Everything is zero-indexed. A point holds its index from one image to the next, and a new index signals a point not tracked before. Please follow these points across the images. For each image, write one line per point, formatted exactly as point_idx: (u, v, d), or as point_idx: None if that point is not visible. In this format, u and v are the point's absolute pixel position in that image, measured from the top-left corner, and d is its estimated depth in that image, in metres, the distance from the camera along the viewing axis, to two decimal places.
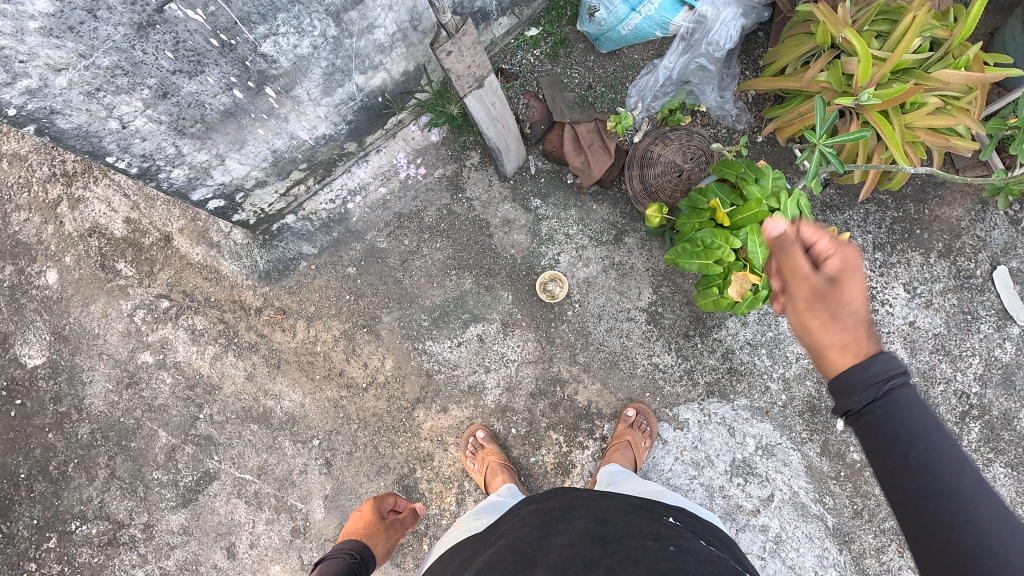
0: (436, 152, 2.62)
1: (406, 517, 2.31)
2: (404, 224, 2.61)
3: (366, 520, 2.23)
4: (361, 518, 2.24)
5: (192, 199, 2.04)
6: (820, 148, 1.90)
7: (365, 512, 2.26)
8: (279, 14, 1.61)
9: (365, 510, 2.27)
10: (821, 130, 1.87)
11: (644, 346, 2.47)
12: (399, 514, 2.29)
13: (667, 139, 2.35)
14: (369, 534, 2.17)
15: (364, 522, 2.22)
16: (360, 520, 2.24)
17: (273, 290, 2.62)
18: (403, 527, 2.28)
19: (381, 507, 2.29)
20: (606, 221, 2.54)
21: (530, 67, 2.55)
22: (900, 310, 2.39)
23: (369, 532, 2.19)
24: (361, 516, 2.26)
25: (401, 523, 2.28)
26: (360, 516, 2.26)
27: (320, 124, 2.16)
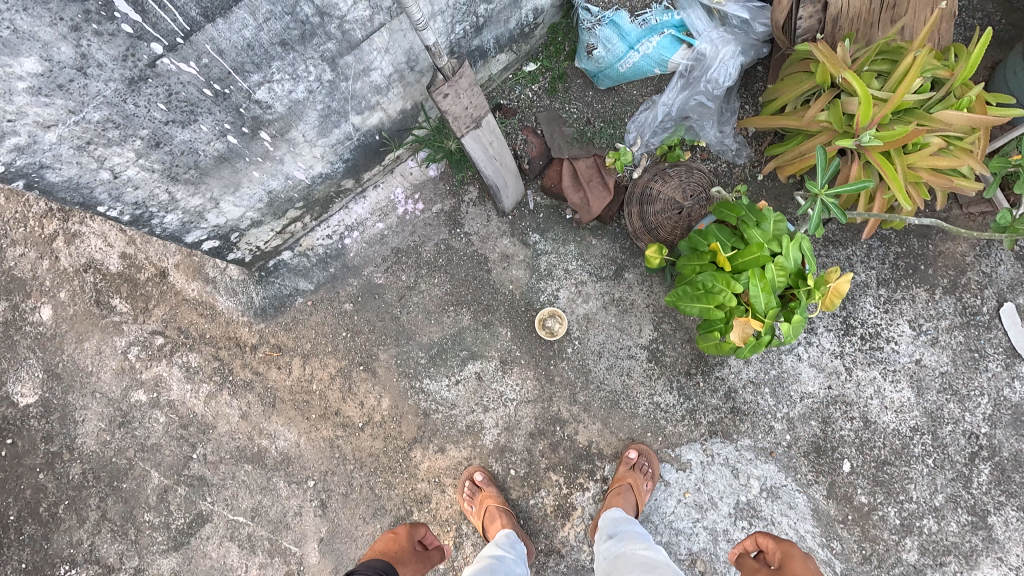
0: (434, 187, 2.60)
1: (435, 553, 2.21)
2: (402, 260, 2.58)
3: (401, 544, 2.13)
4: (393, 542, 2.13)
5: (186, 241, 2.01)
6: (822, 197, 1.87)
7: (398, 537, 2.16)
8: (274, 62, 1.60)
9: (399, 534, 2.17)
10: (823, 179, 1.85)
11: (645, 384, 2.43)
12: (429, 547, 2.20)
13: (667, 175, 2.33)
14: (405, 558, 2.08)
15: (398, 544, 2.12)
16: (394, 542, 2.13)
17: (269, 326, 2.59)
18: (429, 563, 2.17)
19: (413, 534, 2.20)
20: (606, 257, 2.51)
21: (529, 102, 2.53)
22: (906, 348, 2.35)
23: (403, 555, 2.08)
24: (393, 539, 2.15)
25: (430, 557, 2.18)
26: (395, 539, 2.14)
27: (317, 164, 2.15)
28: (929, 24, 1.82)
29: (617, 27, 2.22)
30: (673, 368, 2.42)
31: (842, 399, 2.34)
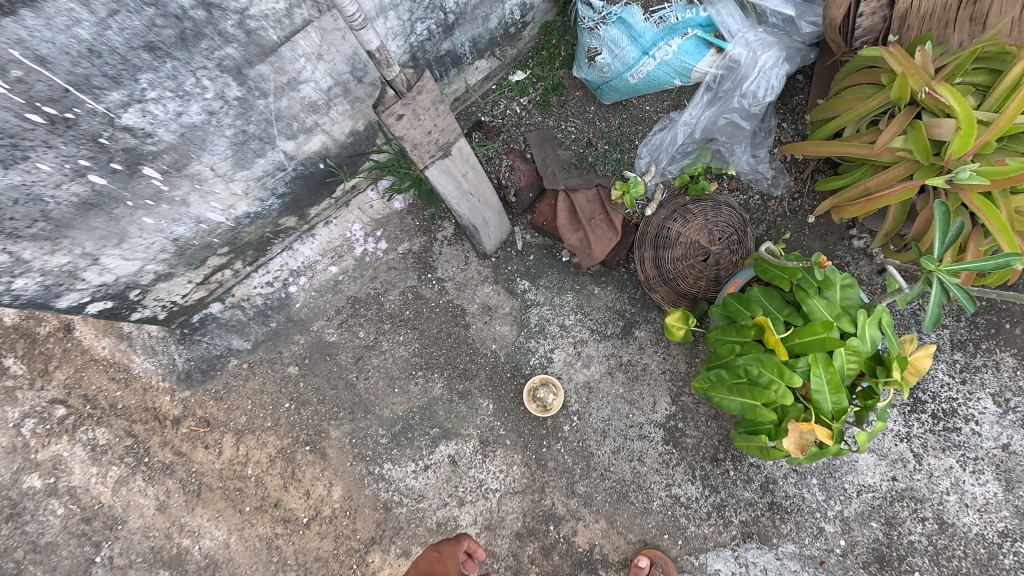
0: (400, 222, 2.12)
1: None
2: (360, 312, 2.11)
3: (446, 560, 1.66)
4: (441, 557, 1.67)
5: (58, 307, 1.52)
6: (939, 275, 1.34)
7: (445, 553, 1.70)
8: (141, 74, 1.12)
9: (445, 551, 1.70)
10: (941, 250, 1.32)
11: (660, 472, 1.94)
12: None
13: (688, 214, 1.86)
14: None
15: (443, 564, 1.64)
16: (438, 560, 1.66)
17: (194, 395, 2.09)
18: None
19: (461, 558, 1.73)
20: (611, 310, 2.03)
21: (516, 119, 2.05)
22: (989, 430, 1.87)
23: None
24: (440, 555, 1.68)
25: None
26: (438, 557, 1.68)
27: (239, 202, 1.67)
28: None
29: (626, 26, 1.74)
30: (695, 452, 1.94)
31: (910, 495, 1.86)
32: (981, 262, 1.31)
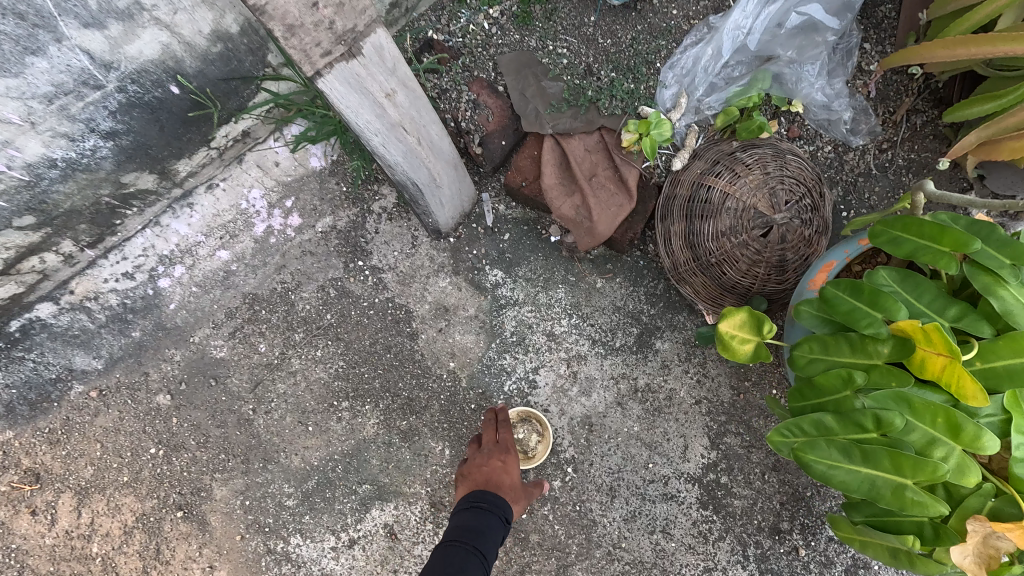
0: (319, 186, 1.46)
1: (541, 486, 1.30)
2: (260, 317, 1.45)
3: (512, 466, 1.21)
4: (506, 461, 1.21)
5: None
6: None
7: (508, 450, 1.24)
8: None
9: (508, 446, 1.25)
10: None
11: (695, 551, 1.34)
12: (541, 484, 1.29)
13: (739, 166, 1.23)
14: (516, 501, 1.17)
15: (511, 471, 1.20)
16: (504, 466, 1.20)
17: (18, 437, 1.43)
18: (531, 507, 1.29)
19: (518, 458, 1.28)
20: (620, 314, 1.40)
21: (483, 36, 1.39)
22: None
23: (515, 491, 1.18)
24: (503, 456, 1.22)
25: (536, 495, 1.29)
26: (502, 462, 1.21)
27: (18, 137, 1.05)
28: None
29: None
30: (745, 522, 1.33)
31: None
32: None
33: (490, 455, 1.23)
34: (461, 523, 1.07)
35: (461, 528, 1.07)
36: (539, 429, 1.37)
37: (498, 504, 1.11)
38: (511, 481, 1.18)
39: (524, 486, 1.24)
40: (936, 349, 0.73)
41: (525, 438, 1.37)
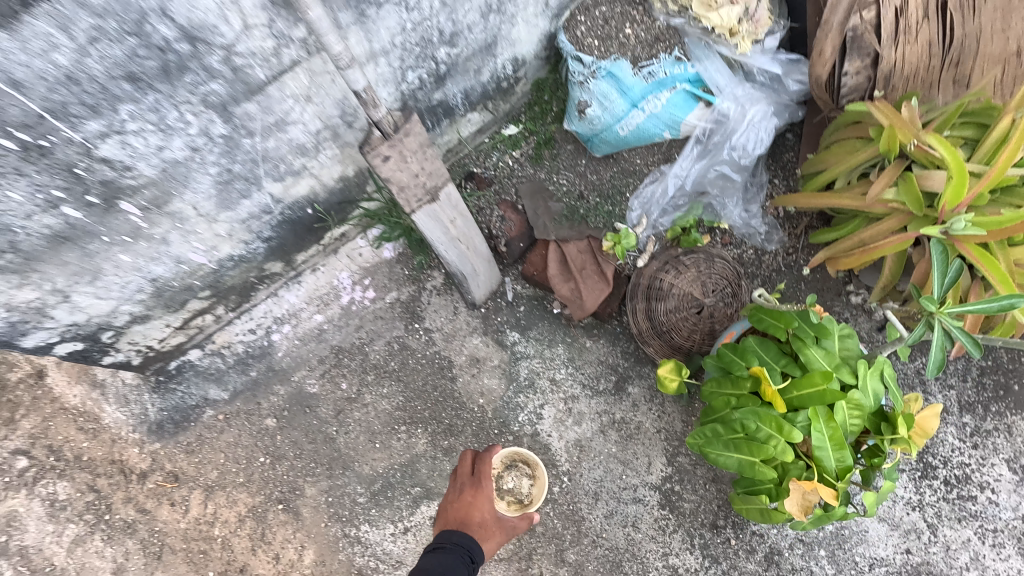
0: (389, 271, 2.06)
1: (519, 524, 1.60)
2: (343, 363, 2.02)
3: (487, 504, 1.56)
4: (479, 502, 1.56)
5: (24, 344, 1.46)
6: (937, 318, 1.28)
7: (484, 490, 1.59)
8: (122, 105, 1.10)
9: (483, 488, 1.59)
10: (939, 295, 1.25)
11: (656, 539, 1.81)
12: (517, 522, 1.60)
13: (681, 265, 1.81)
14: (482, 535, 1.50)
15: (483, 510, 1.54)
16: (473, 502, 1.55)
17: (165, 448, 1.98)
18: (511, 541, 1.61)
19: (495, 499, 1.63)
20: (603, 364, 1.95)
21: (508, 171, 2.04)
22: (1005, 499, 1.77)
23: (486, 528, 1.52)
24: (478, 495, 1.58)
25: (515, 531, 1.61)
26: (471, 498, 1.56)
27: (223, 244, 1.64)
28: None
29: (615, 81, 1.74)
30: (695, 518, 1.82)
31: (925, 570, 1.74)
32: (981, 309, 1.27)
33: (468, 494, 1.59)
34: (428, 558, 1.40)
35: (427, 563, 1.39)
36: (531, 472, 1.78)
37: (464, 541, 1.44)
38: (480, 521, 1.52)
39: (496, 518, 1.56)
40: (766, 383, 1.28)
41: (519, 483, 1.76)
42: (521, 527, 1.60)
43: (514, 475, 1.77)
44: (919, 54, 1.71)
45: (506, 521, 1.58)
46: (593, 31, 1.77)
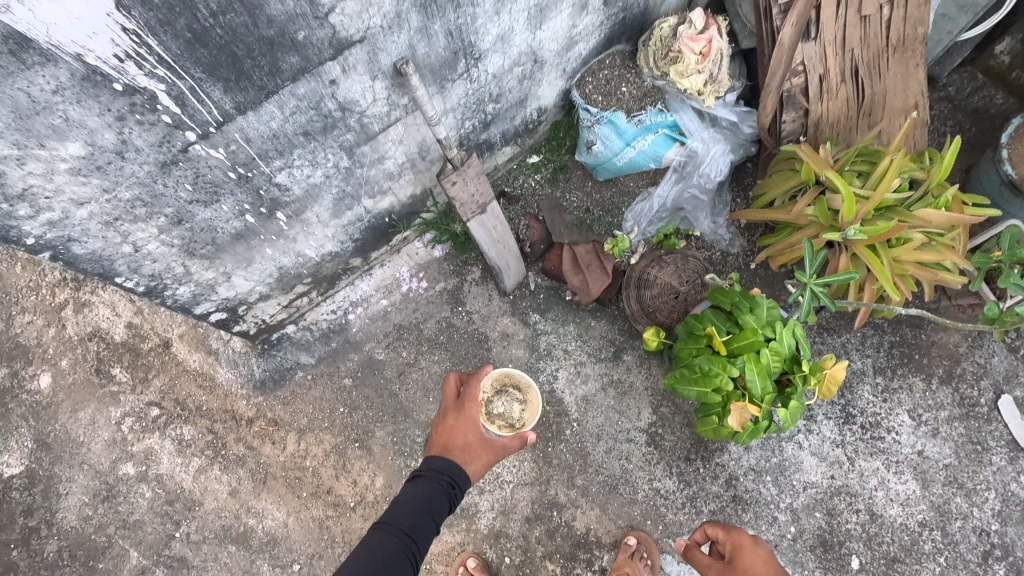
0: (439, 266, 2.66)
1: (509, 443, 1.72)
2: (403, 336, 2.61)
3: (470, 429, 1.66)
4: (463, 427, 1.66)
5: (194, 312, 2.07)
6: (810, 287, 1.94)
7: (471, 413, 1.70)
8: (295, 149, 1.72)
9: (465, 411, 1.68)
10: (810, 270, 1.93)
11: (644, 468, 2.39)
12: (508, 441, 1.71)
13: (663, 261, 2.41)
14: (466, 457, 1.62)
15: (466, 434, 1.64)
16: (456, 426, 1.65)
17: (266, 400, 2.58)
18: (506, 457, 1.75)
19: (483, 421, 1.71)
20: (604, 338, 2.54)
21: (532, 190, 2.66)
22: (907, 439, 2.35)
23: (470, 450, 1.63)
24: (462, 421, 1.67)
25: (507, 451, 1.72)
26: (454, 422, 1.66)
27: (327, 243, 2.25)
28: (903, 131, 1.98)
29: (614, 126, 2.35)
30: (674, 453, 2.40)
31: (846, 491, 2.32)
32: (836, 280, 1.96)
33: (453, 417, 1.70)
34: (405, 503, 1.49)
35: (402, 510, 1.48)
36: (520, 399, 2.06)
37: (446, 468, 1.57)
38: (463, 445, 1.63)
39: (481, 438, 1.66)
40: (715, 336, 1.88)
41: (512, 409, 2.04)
42: (512, 447, 1.71)
43: (504, 400, 2.04)
44: (839, 108, 2.34)
45: (492, 442, 1.69)
46: (597, 89, 2.40)
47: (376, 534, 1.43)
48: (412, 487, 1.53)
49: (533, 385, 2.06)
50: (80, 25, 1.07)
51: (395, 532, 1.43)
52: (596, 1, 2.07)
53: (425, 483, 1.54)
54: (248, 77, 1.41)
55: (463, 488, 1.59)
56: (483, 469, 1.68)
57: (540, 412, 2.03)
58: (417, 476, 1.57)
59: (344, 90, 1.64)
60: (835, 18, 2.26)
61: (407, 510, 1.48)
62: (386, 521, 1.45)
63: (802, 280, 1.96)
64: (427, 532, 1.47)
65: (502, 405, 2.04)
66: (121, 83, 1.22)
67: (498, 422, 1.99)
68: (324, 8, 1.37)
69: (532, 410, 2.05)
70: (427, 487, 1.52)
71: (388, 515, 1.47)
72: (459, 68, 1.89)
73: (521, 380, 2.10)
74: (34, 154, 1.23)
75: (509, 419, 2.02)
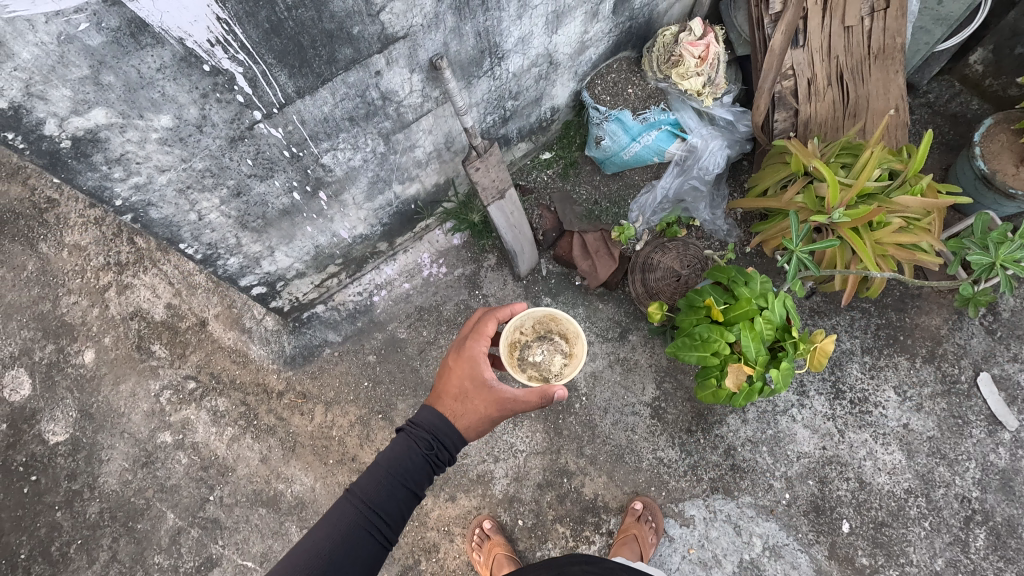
0: (457, 253, 2.87)
1: (525, 400, 1.61)
2: (424, 317, 2.80)
3: (466, 375, 1.62)
4: (460, 370, 1.64)
5: (240, 284, 2.29)
6: (797, 254, 2.15)
7: (470, 357, 1.65)
8: (341, 133, 1.94)
9: (466, 350, 1.67)
10: (798, 240, 2.13)
11: (648, 440, 2.57)
12: (513, 391, 1.59)
13: (665, 246, 2.61)
14: (452, 412, 1.57)
15: (463, 378, 1.62)
16: (454, 368, 1.65)
17: (296, 374, 2.76)
18: (520, 408, 1.62)
19: (484, 364, 1.63)
20: (611, 319, 2.73)
21: (544, 184, 2.89)
22: (893, 413, 2.53)
23: (465, 398, 1.59)
24: (461, 362, 1.65)
25: (514, 402, 1.60)
26: (453, 366, 1.65)
27: (359, 225, 2.47)
28: (881, 126, 2.22)
29: (621, 123, 2.57)
30: (676, 426, 2.57)
31: (836, 460, 2.49)
32: (819, 247, 2.16)
33: (455, 362, 1.67)
34: (378, 462, 1.47)
35: (373, 469, 1.46)
36: (566, 353, 1.93)
37: (430, 423, 1.54)
38: (456, 394, 1.60)
39: (479, 386, 1.60)
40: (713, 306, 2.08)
41: (555, 358, 1.92)
42: (519, 397, 1.60)
43: (545, 349, 1.92)
44: (827, 109, 2.57)
45: (490, 391, 1.59)
46: (606, 90, 2.64)
47: (338, 505, 1.43)
48: (387, 446, 1.50)
49: (580, 334, 1.94)
50: (185, 14, 1.29)
51: (356, 502, 1.42)
52: (605, 10, 2.32)
53: (402, 441, 1.51)
54: (309, 65, 1.63)
55: (451, 445, 1.54)
56: (485, 421, 1.60)
57: (581, 368, 1.90)
58: (398, 432, 1.54)
59: (386, 81, 1.87)
60: (821, 28, 2.49)
61: (377, 475, 1.45)
62: (351, 489, 1.44)
63: (790, 249, 2.16)
64: (394, 500, 1.44)
65: (541, 353, 1.92)
66: (209, 65, 1.44)
67: (530, 371, 1.88)
68: (376, 6, 1.60)
69: (574, 365, 1.92)
70: (401, 446, 1.49)
71: (359, 480, 1.46)
72: (484, 66, 2.12)
73: (569, 329, 1.97)
74: (133, 124, 1.45)
75: (545, 370, 1.90)
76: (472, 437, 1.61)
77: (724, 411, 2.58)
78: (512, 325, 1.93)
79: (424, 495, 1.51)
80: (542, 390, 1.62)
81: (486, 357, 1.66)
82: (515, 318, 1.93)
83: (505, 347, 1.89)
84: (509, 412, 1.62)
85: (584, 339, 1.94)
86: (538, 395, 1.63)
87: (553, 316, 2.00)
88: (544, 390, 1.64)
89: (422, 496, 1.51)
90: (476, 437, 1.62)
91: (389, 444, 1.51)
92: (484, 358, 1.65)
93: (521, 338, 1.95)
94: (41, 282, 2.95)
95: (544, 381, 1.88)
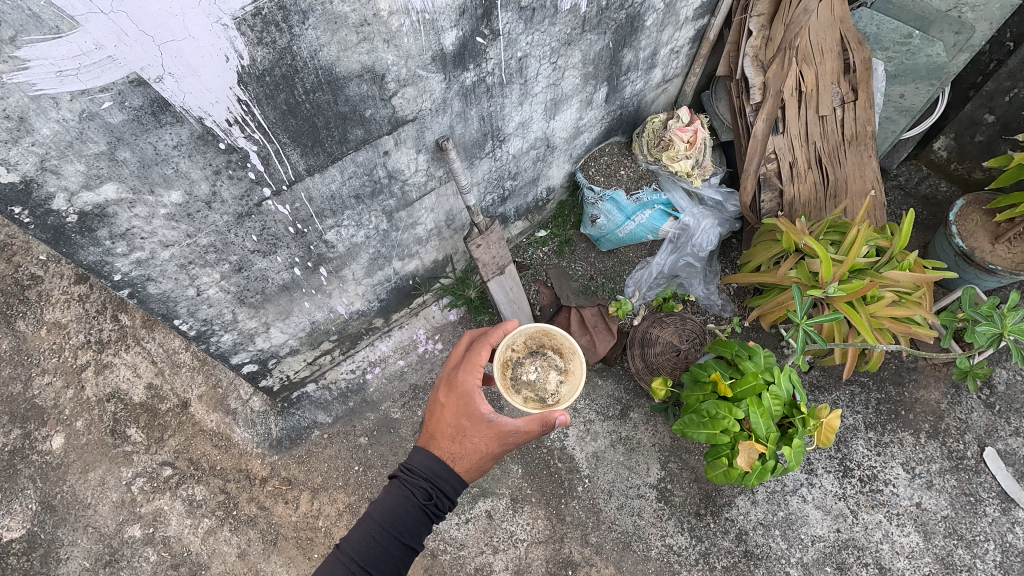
0: (453, 329, 2.84)
1: (522, 430, 1.58)
2: (418, 395, 2.71)
3: (461, 413, 1.58)
4: (455, 407, 1.60)
5: (231, 361, 2.22)
6: (803, 326, 2.15)
7: (464, 392, 1.61)
8: (347, 210, 1.96)
9: (460, 386, 1.62)
10: (801, 312, 2.14)
11: (656, 525, 2.43)
12: (513, 423, 1.55)
13: (663, 322, 2.59)
14: (449, 452, 1.54)
15: (458, 415, 1.58)
16: (445, 405, 1.62)
17: (281, 459, 2.61)
18: (520, 439, 1.59)
19: (480, 399, 1.60)
20: (611, 397, 2.65)
21: (540, 260, 2.92)
22: (904, 491, 2.46)
23: (462, 438, 1.55)
24: (454, 399, 1.61)
25: (515, 435, 1.57)
26: (445, 402, 1.62)
27: (357, 300, 2.44)
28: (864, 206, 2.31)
29: (614, 203, 2.66)
30: (683, 508, 2.46)
31: (853, 544, 2.38)
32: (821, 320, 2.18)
33: (448, 399, 1.63)
34: (372, 513, 1.41)
35: (368, 521, 1.40)
36: (560, 372, 1.91)
37: (425, 468, 1.49)
38: (452, 433, 1.56)
39: (477, 422, 1.56)
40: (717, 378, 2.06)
41: (553, 379, 1.89)
42: (520, 429, 1.56)
43: (539, 367, 1.91)
44: (808, 190, 2.69)
45: (488, 427, 1.55)
46: (599, 172, 2.75)
47: (328, 565, 1.34)
48: (380, 497, 1.44)
49: (576, 350, 1.93)
50: (207, 95, 1.33)
51: (347, 561, 1.34)
52: (599, 98, 2.46)
53: (396, 491, 1.45)
54: (321, 145, 1.66)
55: (450, 491, 1.49)
56: (487, 457, 1.56)
57: (579, 384, 1.87)
58: (388, 481, 1.49)
59: (394, 160, 1.91)
60: (798, 117, 2.65)
61: (370, 530, 1.38)
62: (341, 545, 1.36)
63: (795, 322, 2.17)
64: (389, 557, 1.37)
65: (536, 370, 1.90)
66: (225, 143, 1.46)
67: (525, 391, 1.85)
68: (389, 91, 1.67)
69: (571, 382, 1.89)
70: (395, 494, 1.43)
71: (349, 536, 1.38)
72: (486, 147, 2.20)
73: (563, 345, 1.97)
74: (143, 200, 1.45)
75: (541, 389, 1.87)
76: (471, 477, 1.57)
77: (732, 492, 2.48)
78: (504, 344, 1.90)
79: (422, 546, 1.44)
80: (542, 419, 1.58)
81: (479, 390, 1.62)
82: (506, 337, 1.91)
83: (498, 368, 1.87)
84: (510, 446, 1.59)
85: (580, 355, 1.93)
86: (539, 424, 1.58)
87: (545, 332, 1.99)
88: (544, 416, 1.60)
89: (419, 548, 1.44)
90: (478, 475, 1.59)
91: (382, 492, 1.46)
92: (478, 392, 1.60)
93: (513, 355, 1.92)
94: (15, 361, 2.81)
95: (542, 401, 1.85)
